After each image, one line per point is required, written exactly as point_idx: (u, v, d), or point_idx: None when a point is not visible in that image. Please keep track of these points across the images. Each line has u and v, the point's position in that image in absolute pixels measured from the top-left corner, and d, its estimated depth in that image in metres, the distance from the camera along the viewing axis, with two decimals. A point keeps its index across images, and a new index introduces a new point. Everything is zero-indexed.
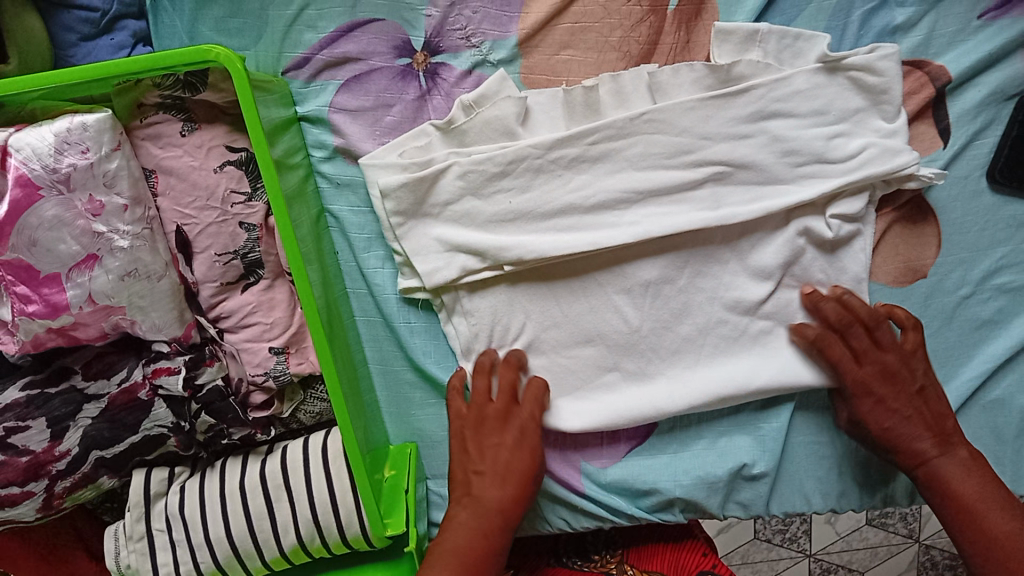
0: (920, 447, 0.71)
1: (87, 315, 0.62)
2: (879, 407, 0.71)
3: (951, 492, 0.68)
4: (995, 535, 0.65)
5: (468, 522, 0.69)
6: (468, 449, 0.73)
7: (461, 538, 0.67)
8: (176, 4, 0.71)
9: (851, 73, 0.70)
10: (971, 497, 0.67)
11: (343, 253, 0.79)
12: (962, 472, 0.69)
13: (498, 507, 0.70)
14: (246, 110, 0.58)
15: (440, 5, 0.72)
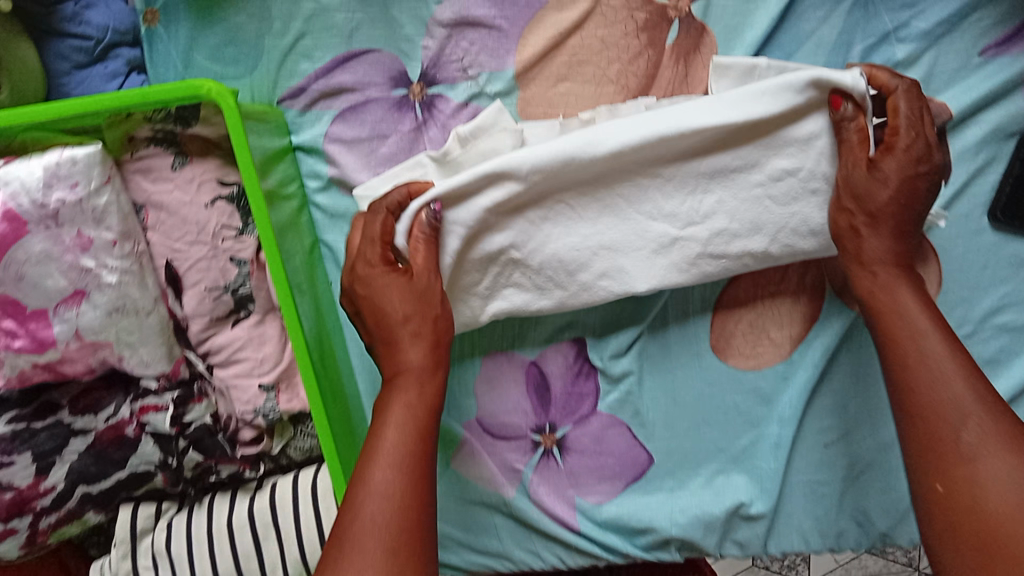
0: (878, 251, 0.60)
1: (74, 351, 0.61)
2: (870, 222, 0.60)
3: (896, 320, 0.58)
4: (927, 368, 0.54)
5: (396, 408, 0.57)
6: (370, 302, 0.61)
7: (389, 438, 0.55)
8: (172, 33, 0.70)
9: None
10: (920, 324, 0.56)
11: (336, 283, 0.77)
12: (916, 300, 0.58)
13: (419, 373, 0.59)
14: (237, 144, 0.58)
15: (437, 37, 0.71)
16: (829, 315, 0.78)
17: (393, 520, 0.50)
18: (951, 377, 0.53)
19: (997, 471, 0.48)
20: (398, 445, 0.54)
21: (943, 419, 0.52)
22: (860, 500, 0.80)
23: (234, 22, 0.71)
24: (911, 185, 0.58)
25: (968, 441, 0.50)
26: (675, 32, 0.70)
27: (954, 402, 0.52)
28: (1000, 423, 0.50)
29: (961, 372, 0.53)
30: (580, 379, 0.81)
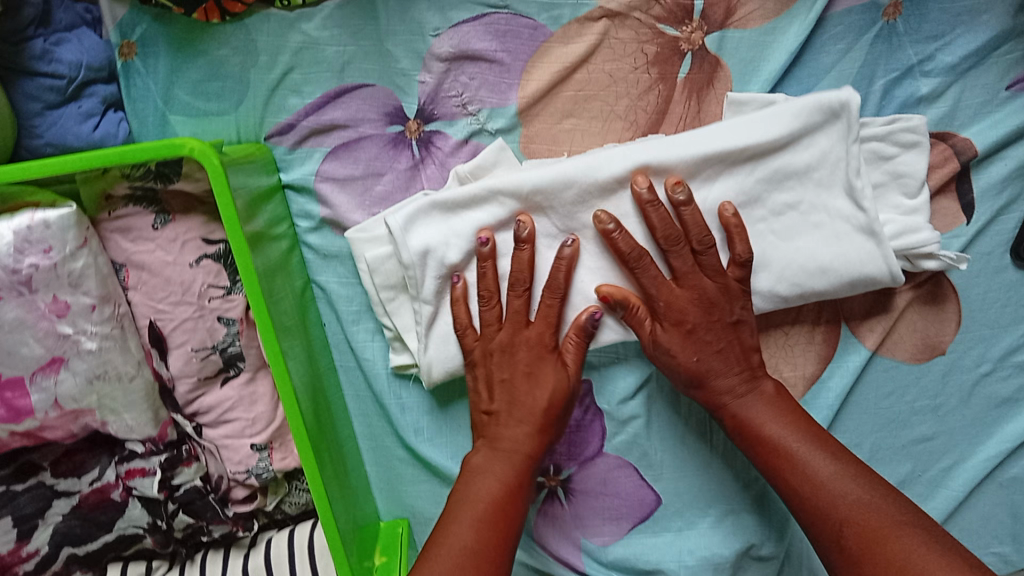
0: (740, 413, 0.62)
1: (54, 420, 0.58)
2: (683, 338, 0.62)
3: (766, 443, 0.60)
4: (801, 471, 0.58)
5: (492, 469, 0.60)
6: (503, 373, 0.63)
7: (489, 489, 0.58)
8: (150, 67, 0.67)
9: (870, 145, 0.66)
10: (782, 441, 0.60)
11: (330, 323, 0.74)
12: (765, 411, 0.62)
13: (519, 450, 0.61)
14: (223, 204, 0.54)
15: (434, 71, 0.67)
16: (845, 353, 0.74)
17: (472, 560, 0.52)
18: (828, 480, 0.56)
19: (906, 546, 0.50)
20: (495, 499, 0.57)
21: (836, 519, 0.54)
22: None
23: (217, 55, 0.66)
24: (694, 331, 0.61)
25: (853, 537, 0.53)
26: (687, 65, 0.66)
27: (834, 506, 0.55)
28: (879, 510, 0.54)
29: (840, 472, 0.56)
30: (586, 420, 0.77)
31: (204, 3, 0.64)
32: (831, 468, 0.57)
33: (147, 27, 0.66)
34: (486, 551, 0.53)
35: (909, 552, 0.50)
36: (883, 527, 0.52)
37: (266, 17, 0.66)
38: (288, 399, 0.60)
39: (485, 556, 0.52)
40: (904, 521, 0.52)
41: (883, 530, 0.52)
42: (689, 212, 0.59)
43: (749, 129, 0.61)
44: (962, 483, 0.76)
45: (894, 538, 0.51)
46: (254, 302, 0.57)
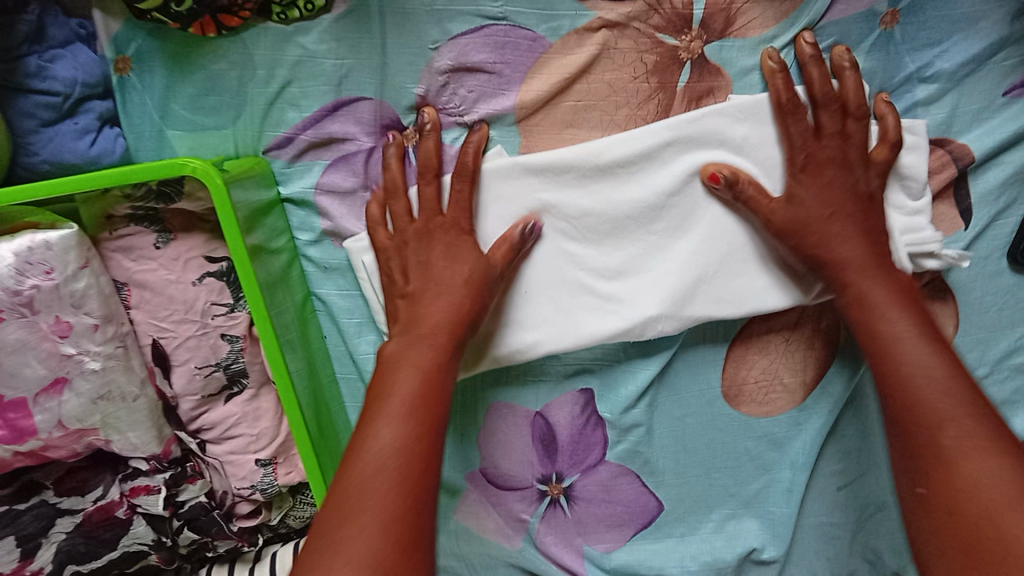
0: (863, 292, 0.62)
1: (58, 439, 0.58)
2: (823, 211, 0.62)
3: (875, 336, 0.60)
4: (905, 362, 0.58)
5: (406, 373, 0.57)
6: (421, 256, 0.63)
7: (406, 386, 0.56)
8: (147, 83, 0.66)
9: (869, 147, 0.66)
10: (892, 333, 0.60)
11: (331, 335, 0.74)
12: (892, 296, 0.61)
13: (435, 330, 0.60)
14: (226, 220, 0.54)
15: (433, 84, 0.67)
16: (844, 358, 0.75)
17: (390, 468, 0.51)
18: (931, 383, 0.56)
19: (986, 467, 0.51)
20: (408, 395, 0.55)
21: (926, 426, 0.55)
22: (873, 539, 0.79)
23: (214, 69, 0.66)
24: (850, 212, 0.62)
25: (950, 445, 0.53)
26: (686, 74, 0.67)
27: (938, 405, 0.55)
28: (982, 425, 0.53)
29: (948, 373, 0.56)
30: (587, 428, 0.77)
31: (200, 18, 0.62)
32: (943, 372, 0.56)
33: (142, 43, 0.65)
34: (398, 468, 0.51)
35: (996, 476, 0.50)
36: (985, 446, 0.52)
37: (262, 31, 0.65)
38: (294, 414, 0.60)
39: (397, 473, 0.50)
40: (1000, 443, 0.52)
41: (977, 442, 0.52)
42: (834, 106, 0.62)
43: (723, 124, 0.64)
44: None
45: (967, 460, 0.51)
46: (257, 312, 0.57)
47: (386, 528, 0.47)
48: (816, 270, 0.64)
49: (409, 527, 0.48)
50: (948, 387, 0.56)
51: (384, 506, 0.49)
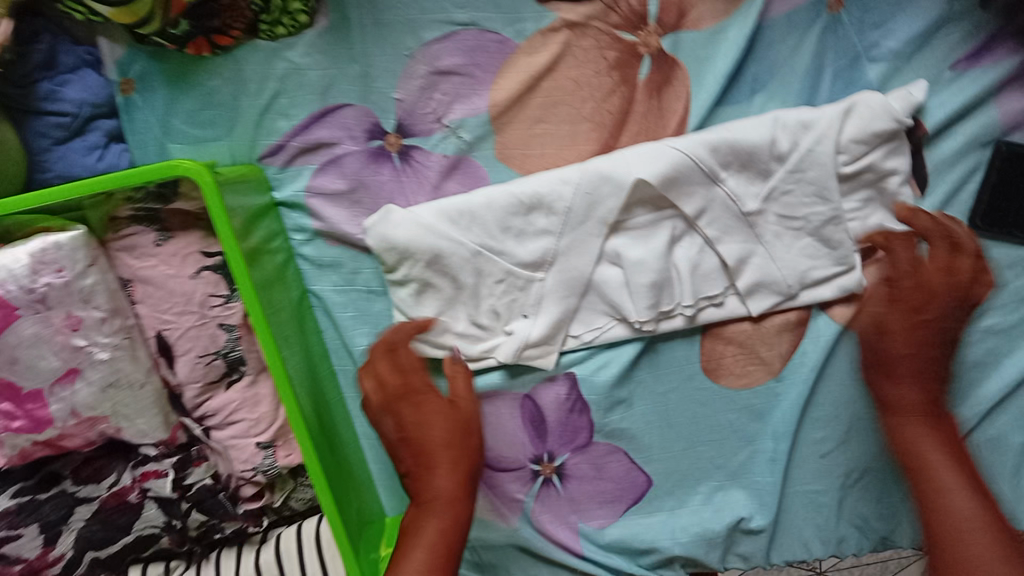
0: (908, 399, 0.71)
1: (72, 428, 0.62)
2: (905, 327, 0.71)
3: (926, 468, 0.68)
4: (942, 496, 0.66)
5: (429, 535, 0.63)
6: (413, 420, 0.68)
7: (430, 534, 0.63)
8: (149, 100, 0.71)
9: (861, 117, 0.69)
10: (943, 478, 0.67)
11: (327, 331, 0.78)
12: (935, 442, 0.69)
13: (448, 499, 0.66)
14: (214, 214, 0.59)
15: (410, 89, 0.72)
16: (816, 327, 0.78)
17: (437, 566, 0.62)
18: (963, 503, 0.65)
19: (981, 549, 0.62)
20: (432, 547, 0.63)
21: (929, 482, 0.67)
22: (858, 507, 0.81)
23: (209, 85, 0.71)
24: (922, 322, 0.71)
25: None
26: (646, 67, 0.71)
27: (971, 550, 0.62)
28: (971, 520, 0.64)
29: (982, 515, 0.64)
30: (575, 413, 0.81)
31: (195, 39, 0.68)
32: (978, 510, 0.64)
33: (144, 65, 0.70)
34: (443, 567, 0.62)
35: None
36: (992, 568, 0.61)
37: (253, 48, 0.71)
38: (282, 389, 0.63)
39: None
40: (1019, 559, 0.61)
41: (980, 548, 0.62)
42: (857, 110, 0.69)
43: (740, 130, 0.69)
44: None
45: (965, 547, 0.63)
46: (248, 302, 0.61)
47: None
48: (878, 399, 0.74)
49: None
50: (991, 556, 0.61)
51: None
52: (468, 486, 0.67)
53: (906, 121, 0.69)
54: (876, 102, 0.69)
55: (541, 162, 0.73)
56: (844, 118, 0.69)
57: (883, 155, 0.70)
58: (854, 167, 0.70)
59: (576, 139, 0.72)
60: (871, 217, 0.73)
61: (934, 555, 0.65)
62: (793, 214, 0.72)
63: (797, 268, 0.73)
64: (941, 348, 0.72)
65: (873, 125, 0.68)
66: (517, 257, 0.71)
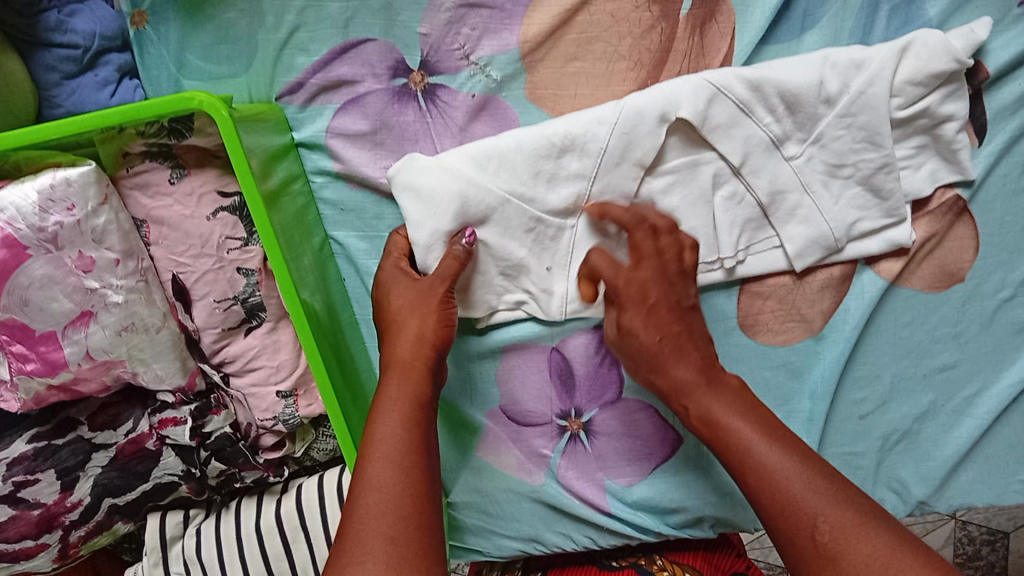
0: (680, 380, 0.61)
1: (86, 371, 0.60)
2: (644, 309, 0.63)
3: (727, 430, 0.57)
4: (756, 457, 0.54)
5: (401, 391, 0.58)
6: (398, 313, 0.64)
7: (392, 428, 0.55)
8: (162, 34, 0.68)
9: (921, 56, 0.64)
10: (747, 435, 0.56)
11: (350, 279, 0.75)
12: (730, 406, 0.59)
13: (411, 364, 0.60)
14: (233, 151, 0.55)
15: (436, 23, 0.68)
16: (861, 283, 0.74)
17: (405, 465, 0.53)
18: (791, 481, 0.52)
19: (783, 468, 0.53)
20: (408, 403, 0.57)
21: (788, 519, 0.51)
22: (896, 469, 0.78)
23: (224, 19, 0.68)
24: (656, 308, 0.63)
25: (825, 536, 0.49)
26: (689, 1, 0.66)
27: (799, 502, 0.51)
28: (819, 499, 0.51)
29: (802, 467, 0.53)
30: (604, 367, 0.78)
31: None
32: (801, 465, 0.53)
33: None
34: (404, 484, 0.51)
35: (880, 550, 0.47)
36: (856, 523, 0.49)
37: None
38: (305, 336, 0.61)
39: (400, 507, 0.50)
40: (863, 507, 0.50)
41: (849, 528, 0.49)
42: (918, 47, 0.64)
43: (787, 68, 0.65)
44: (985, 411, 0.76)
45: (854, 542, 0.48)
46: (268, 246, 0.58)
47: (398, 543, 0.48)
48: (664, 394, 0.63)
49: (416, 511, 0.50)
50: (815, 495, 0.51)
51: (382, 502, 0.50)
52: (431, 347, 0.62)
53: (967, 62, 0.63)
54: (935, 39, 0.63)
55: (574, 102, 0.69)
56: (900, 57, 0.64)
57: (940, 98, 0.66)
58: (908, 111, 0.66)
59: (609, 79, 0.68)
60: (923, 166, 0.69)
61: (782, 535, 0.52)
62: (841, 162, 0.68)
63: (845, 220, 0.69)
64: (690, 306, 0.65)
65: (931, 65, 0.64)
66: (549, 205, 0.68)
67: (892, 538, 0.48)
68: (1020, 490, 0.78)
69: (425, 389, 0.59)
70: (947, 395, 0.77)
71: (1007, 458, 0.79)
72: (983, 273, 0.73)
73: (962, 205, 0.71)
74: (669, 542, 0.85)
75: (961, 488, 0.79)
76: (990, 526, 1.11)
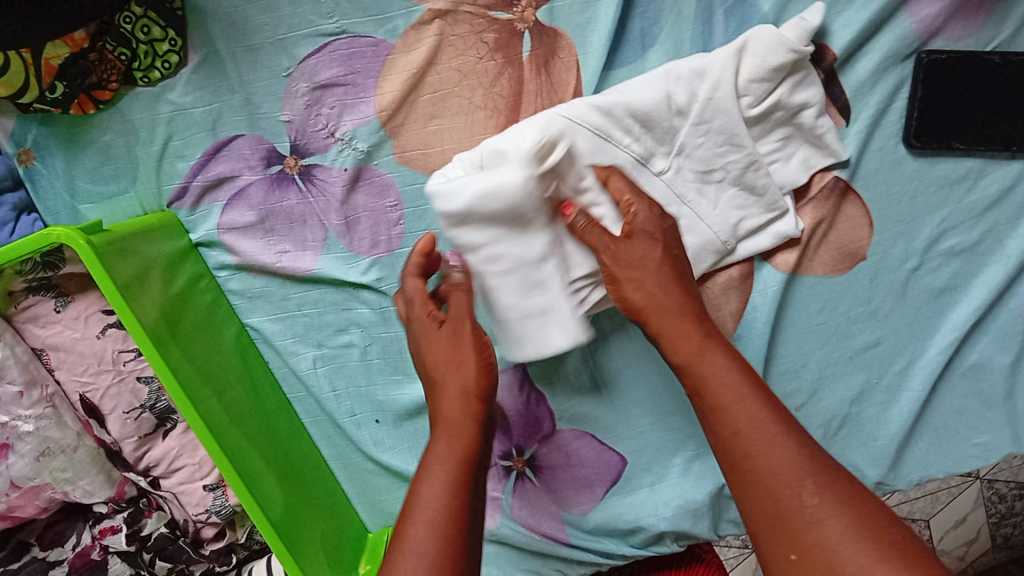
0: (663, 300, 0.57)
1: (17, 499, 0.63)
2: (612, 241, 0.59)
3: (711, 392, 0.51)
4: (733, 420, 0.49)
5: (444, 454, 0.53)
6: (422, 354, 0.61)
7: (432, 496, 0.50)
8: (50, 167, 0.72)
9: (759, 53, 0.64)
10: (727, 395, 0.50)
11: (273, 361, 0.78)
12: (726, 365, 0.52)
13: (452, 418, 0.55)
14: (98, 276, 0.58)
15: (297, 109, 0.71)
16: (762, 279, 0.74)
17: (439, 528, 0.48)
18: (774, 450, 0.46)
19: (766, 444, 0.47)
20: (454, 461, 0.52)
21: (758, 496, 0.46)
22: (846, 454, 0.77)
23: (103, 141, 0.71)
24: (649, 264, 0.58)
25: (804, 508, 0.44)
26: (528, 43, 0.68)
27: (780, 487, 0.45)
28: (792, 479, 0.45)
29: (795, 453, 0.46)
30: (533, 404, 0.80)
31: (77, 99, 0.68)
32: (795, 450, 0.46)
33: (37, 133, 0.71)
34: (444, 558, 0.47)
35: (848, 552, 0.42)
36: (837, 509, 0.44)
37: (135, 96, 0.70)
38: (211, 448, 0.63)
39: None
40: (846, 490, 0.45)
41: (818, 514, 0.44)
42: (755, 43, 0.64)
43: (629, 90, 0.65)
44: (919, 383, 0.75)
45: (815, 531, 0.43)
46: (150, 357, 0.60)
47: None
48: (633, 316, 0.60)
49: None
50: (788, 476, 0.45)
51: None
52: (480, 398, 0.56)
53: (803, 49, 0.63)
54: (768, 35, 0.64)
55: (443, 157, 0.71)
56: (739, 58, 0.65)
57: (790, 89, 0.66)
58: (760, 108, 0.66)
59: (465, 132, 0.70)
60: (793, 156, 0.70)
61: (752, 518, 0.47)
62: (710, 167, 0.68)
63: (727, 222, 0.69)
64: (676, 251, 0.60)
65: (770, 59, 0.64)
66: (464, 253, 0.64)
67: (869, 523, 0.43)
68: (977, 455, 0.76)
69: (473, 442, 0.54)
70: (879, 372, 0.76)
71: (959, 425, 0.76)
72: (885, 247, 0.73)
73: (840, 184, 0.71)
74: (642, 566, 0.87)
75: (917, 462, 0.77)
76: (1019, 480, 1.00)
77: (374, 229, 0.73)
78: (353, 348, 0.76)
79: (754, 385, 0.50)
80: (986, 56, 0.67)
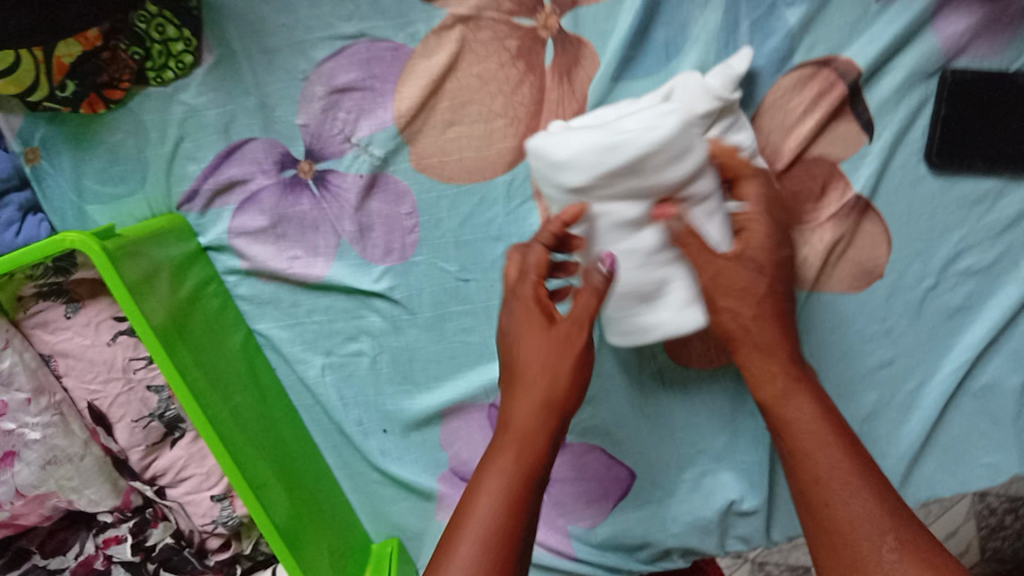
0: (760, 342, 0.58)
1: (21, 508, 0.62)
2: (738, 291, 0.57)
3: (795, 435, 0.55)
4: (820, 469, 0.52)
5: (499, 466, 0.51)
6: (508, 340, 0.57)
7: (484, 509, 0.49)
8: (57, 166, 0.70)
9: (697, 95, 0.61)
10: (813, 436, 0.55)
11: (280, 368, 0.77)
12: (812, 413, 0.56)
13: (523, 430, 0.52)
14: (111, 282, 0.57)
15: (313, 113, 0.69)
16: None
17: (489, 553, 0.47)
18: (862, 506, 0.50)
19: (847, 494, 0.51)
20: (512, 483, 0.50)
21: (837, 535, 0.50)
22: None
23: (112, 141, 0.70)
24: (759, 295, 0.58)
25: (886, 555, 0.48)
26: (551, 52, 0.67)
27: (858, 535, 0.49)
28: (874, 533, 0.49)
29: (879, 512, 0.50)
30: None
31: (88, 98, 0.66)
32: (878, 509, 0.50)
33: (46, 130, 0.69)
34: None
35: None
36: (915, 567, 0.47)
37: (146, 96, 0.69)
38: (217, 450, 0.61)
39: None
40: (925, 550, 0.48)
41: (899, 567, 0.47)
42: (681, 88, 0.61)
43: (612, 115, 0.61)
44: (931, 403, 0.74)
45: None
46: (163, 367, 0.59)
47: None
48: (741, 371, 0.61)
49: None
50: (872, 529, 0.49)
51: None
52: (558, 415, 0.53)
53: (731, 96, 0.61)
54: (692, 81, 0.61)
55: (461, 166, 0.70)
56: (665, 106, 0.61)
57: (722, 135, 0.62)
58: None
59: (482, 141, 0.69)
60: None
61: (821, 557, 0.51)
62: None
63: None
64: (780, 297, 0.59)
65: (697, 107, 0.60)
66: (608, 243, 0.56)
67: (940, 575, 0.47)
68: (984, 474, 0.76)
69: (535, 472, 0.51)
70: (892, 390, 0.75)
71: (969, 445, 0.76)
72: (903, 266, 0.72)
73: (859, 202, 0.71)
74: None
75: (925, 480, 0.77)
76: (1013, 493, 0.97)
77: (388, 236, 0.72)
78: (363, 356, 0.75)
79: (839, 439, 0.54)
80: (1012, 78, 0.67)
